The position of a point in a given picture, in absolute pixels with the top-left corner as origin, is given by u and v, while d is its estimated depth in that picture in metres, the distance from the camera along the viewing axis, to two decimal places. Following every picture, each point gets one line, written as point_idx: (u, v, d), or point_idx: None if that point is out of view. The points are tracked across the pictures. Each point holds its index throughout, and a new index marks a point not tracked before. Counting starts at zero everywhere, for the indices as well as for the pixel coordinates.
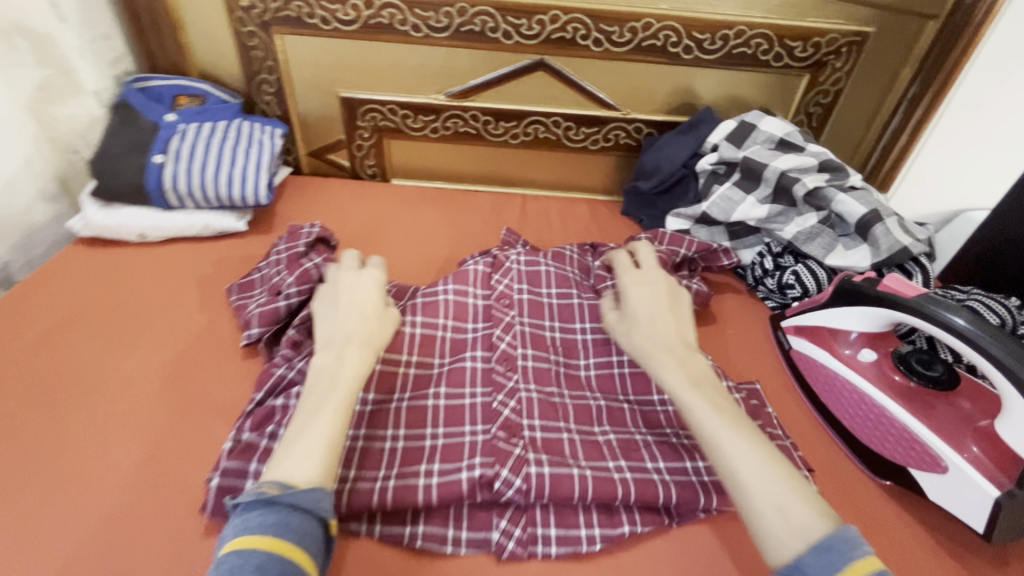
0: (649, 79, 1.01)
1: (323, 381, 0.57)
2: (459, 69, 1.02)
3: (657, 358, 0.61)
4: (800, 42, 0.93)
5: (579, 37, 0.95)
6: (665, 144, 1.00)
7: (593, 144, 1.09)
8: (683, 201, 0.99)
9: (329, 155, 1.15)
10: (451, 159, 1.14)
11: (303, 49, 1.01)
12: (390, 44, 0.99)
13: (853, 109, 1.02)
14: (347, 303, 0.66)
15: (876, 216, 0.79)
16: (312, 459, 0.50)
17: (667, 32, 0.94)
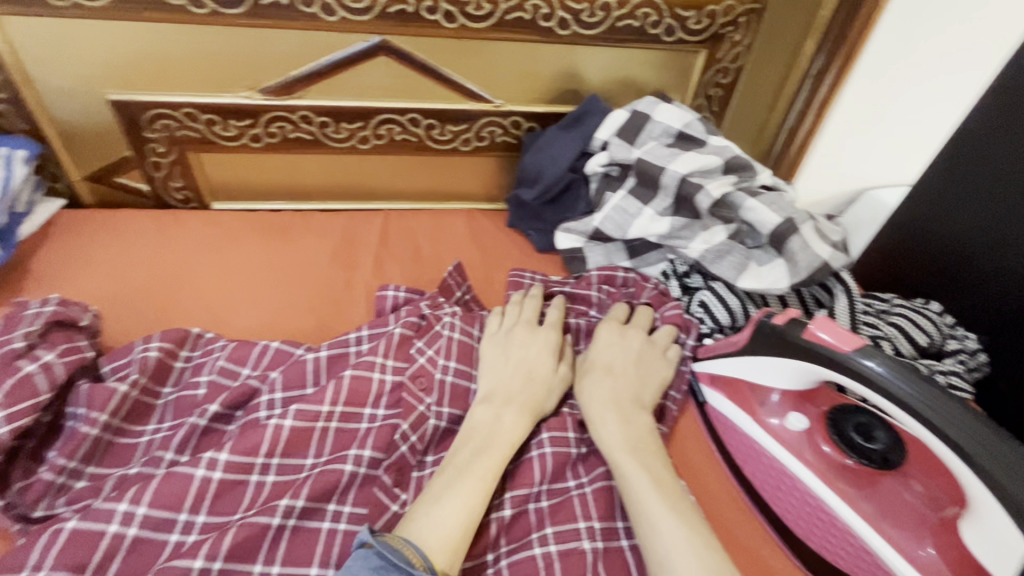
0: (522, 62, 0.81)
1: (477, 441, 0.54)
2: (273, 57, 0.76)
3: (600, 418, 0.57)
4: (693, 11, 0.77)
5: (424, 11, 0.73)
6: (546, 144, 0.81)
7: (464, 145, 0.88)
8: (574, 212, 0.81)
9: (116, 177, 0.86)
10: (285, 173, 0.88)
11: (36, 36, 0.71)
12: (165, 25, 0.72)
13: (755, 88, 0.88)
14: (519, 360, 0.61)
15: (791, 226, 0.66)
16: (447, 531, 0.46)
17: (535, 2, 0.74)
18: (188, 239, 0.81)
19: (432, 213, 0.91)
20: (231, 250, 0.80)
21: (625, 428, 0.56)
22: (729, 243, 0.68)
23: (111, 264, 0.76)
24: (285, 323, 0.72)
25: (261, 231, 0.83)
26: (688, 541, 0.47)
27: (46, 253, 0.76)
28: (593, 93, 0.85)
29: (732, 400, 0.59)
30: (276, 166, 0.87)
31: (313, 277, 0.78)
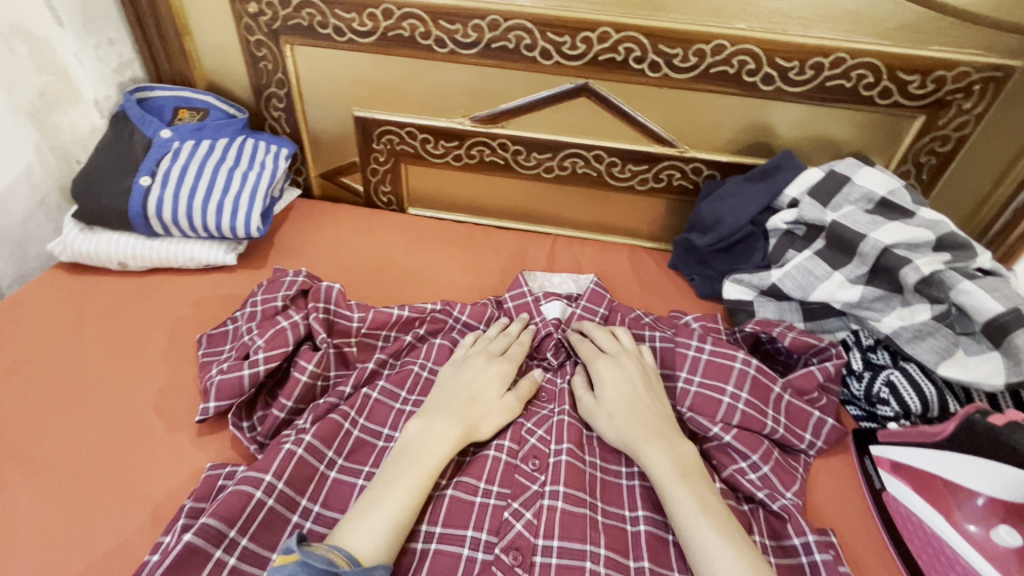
0: (715, 113, 0.83)
1: (408, 455, 0.56)
2: (488, 91, 0.87)
3: (647, 449, 0.58)
4: (918, 76, 0.74)
5: (632, 60, 0.79)
6: (726, 194, 0.81)
7: (640, 184, 0.91)
8: (747, 264, 0.81)
9: (341, 178, 1.03)
10: (475, 191, 0.99)
11: (315, 63, 0.89)
12: (411, 59, 0.86)
13: (978, 161, 0.80)
14: (467, 382, 0.64)
15: (1018, 318, 0.59)
16: (380, 533, 0.50)
17: (743, 58, 0.76)
18: (389, 237, 0.94)
19: (597, 244, 0.95)
20: (422, 251, 0.92)
21: (669, 457, 0.57)
22: (934, 325, 0.62)
23: (331, 249, 0.92)
24: None
25: (449, 238, 0.94)
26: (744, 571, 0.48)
27: (287, 233, 0.93)
28: (785, 148, 0.84)
29: (914, 491, 0.57)
30: (468, 184, 0.98)
31: (486, 285, 0.87)
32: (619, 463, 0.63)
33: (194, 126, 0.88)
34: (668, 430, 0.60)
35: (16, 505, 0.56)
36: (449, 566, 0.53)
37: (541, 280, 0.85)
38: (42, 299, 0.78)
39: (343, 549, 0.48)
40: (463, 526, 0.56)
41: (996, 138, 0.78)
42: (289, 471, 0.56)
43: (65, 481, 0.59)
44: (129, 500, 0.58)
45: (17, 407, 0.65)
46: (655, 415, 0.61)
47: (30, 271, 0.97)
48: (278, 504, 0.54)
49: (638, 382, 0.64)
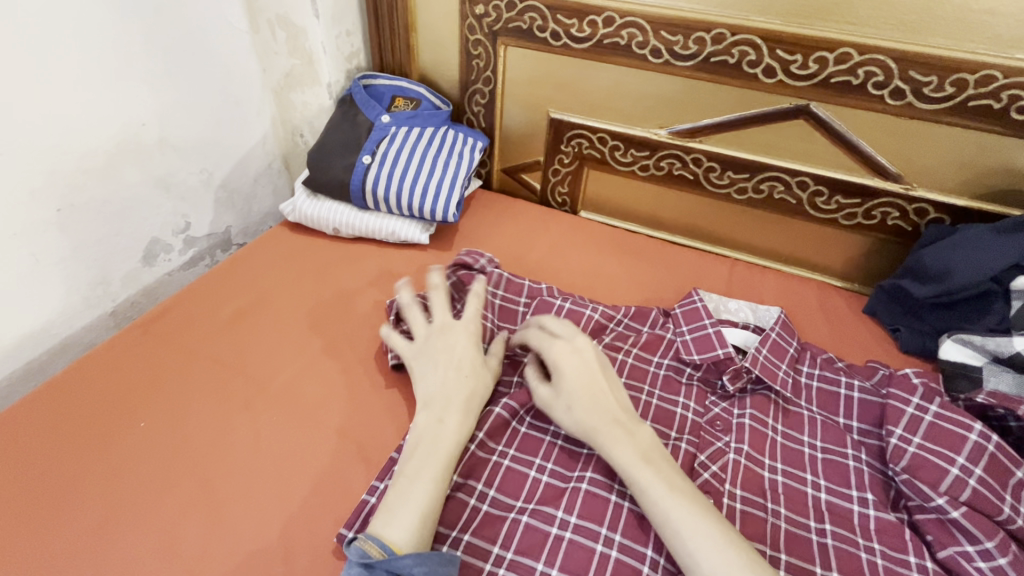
0: (959, 152, 0.74)
1: (422, 447, 0.55)
2: (693, 104, 0.85)
3: (614, 436, 0.56)
4: None
5: (870, 85, 0.73)
6: (957, 243, 0.72)
7: (845, 218, 0.84)
8: (974, 325, 0.72)
9: (522, 174, 1.07)
10: (654, 204, 0.97)
11: (524, 64, 0.94)
12: (622, 68, 0.86)
13: None
14: (444, 361, 0.63)
15: None
16: (411, 521, 0.50)
17: (1016, 92, 0.67)
18: (566, 238, 0.96)
19: (782, 275, 0.90)
20: (598, 257, 0.93)
21: (630, 442, 0.55)
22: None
23: (511, 241, 0.96)
24: None
25: (624, 247, 0.94)
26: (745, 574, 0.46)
27: (471, 221, 0.99)
28: None
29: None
30: (648, 195, 0.97)
31: (661, 300, 0.86)
32: (807, 517, 0.59)
33: (409, 114, 0.96)
34: (625, 417, 0.58)
35: (259, 428, 0.65)
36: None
37: (716, 301, 0.81)
38: (273, 251, 0.90)
39: (379, 540, 0.48)
40: (643, 543, 0.53)
41: None
42: (462, 462, 0.59)
43: (290, 412, 0.67)
44: (341, 440, 0.64)
45: (257, 342, 0.75)
46: (613, 403, 0.59)
47: (252, 225, 1.14)
48: (461, 492, 0.57)
49: (604, 373, 0.61)
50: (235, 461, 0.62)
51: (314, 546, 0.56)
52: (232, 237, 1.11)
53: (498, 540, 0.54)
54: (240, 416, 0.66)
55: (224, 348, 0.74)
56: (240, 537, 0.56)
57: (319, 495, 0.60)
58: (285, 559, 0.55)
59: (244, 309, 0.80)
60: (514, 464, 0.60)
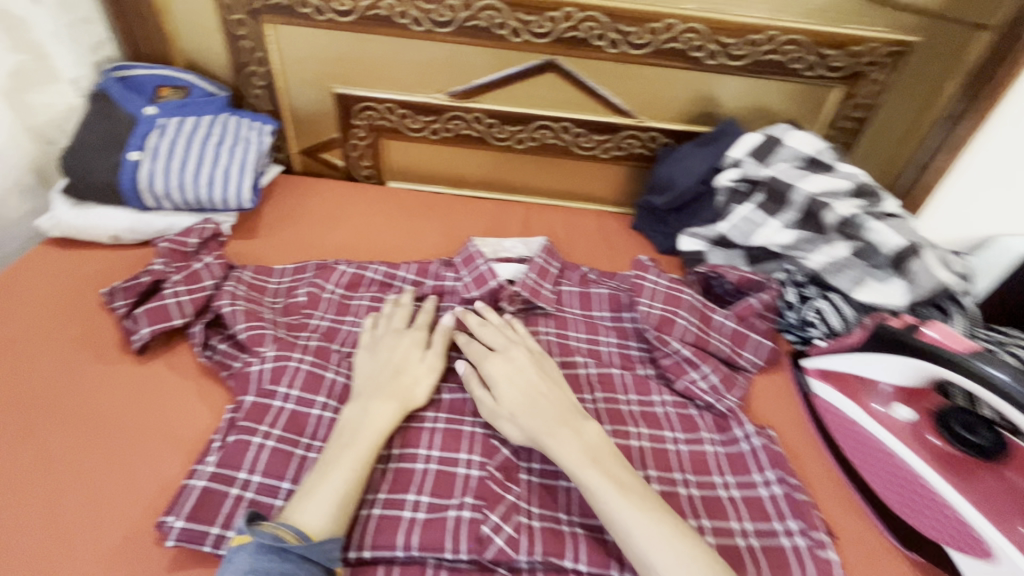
0: (669, 86, 0.93)
1: (346, 436, 0.57)
2: (462, 67, 0.94)
3: (551, 434, 0.57)
4: (835, 51, 0.86)
5: (594, 37, 0.88)
6: (675, 161, 0.92)
7: (604, 153, 1.01)
8: (698, 219, 0.91)
9: (322, 154, 1.08)
10: (452, 165, 1.06)
11: (296, 42, 0.94)
12: (392, 38, 0.91)
13: (887, 126, 0.95)
14: (385, 354, 0.65)
15: (913, 250, 0.74)
16: (326, 506, 0.51)
17: (690, 35, 0.86)
18: (376, 209, 1.00)
19: (569, 210, 1.04)
20: (408, 221, 0.98)
21: (576, 441, 0.56)
22: (852, 259, 0.75)
23: (321, 219, 0.97)
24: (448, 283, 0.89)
25: (431, 208, 1.01)
26: (685, 560, 0.48)
27: (275, 207, 0.98)
28: (730, 118, 0.95)
29: (839, 390, 0.69)
30: (446, 156, 1.05)
31: None
32: (584, 391, 0.71)
33: (178, 103, 0.91)
34: (568, 415, 0.59)
35: (53, 455, 0.59)
36: (447, 480, 0.59)
37: (494, 246, 0.91)
38: (36, 272, 0.80)
39: (293, 526, 0.49)
40: (457, 449, 0.61)
41: (902, 104, 0.92)
42: (282, 419, 0.61)
43: (85, 428, 0.62)
44: (153, 439, 0.61)
45: (33, 370, 0.67)
46: (554, 402, 0.60)
47: (9, 254, 0.98)
48: (278, 444, 0.59)
49: (551, 382, 0.63)
50: (23, 493, 0.56)
51: (135, 546, 0.53)
52: None
53: None
54: (20, 448, 0.60)
55: None
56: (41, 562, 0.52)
57: (133, 497, 0.57)
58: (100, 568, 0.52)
59: (7, 339, 0.70)
60: (333, 411, 0.62)
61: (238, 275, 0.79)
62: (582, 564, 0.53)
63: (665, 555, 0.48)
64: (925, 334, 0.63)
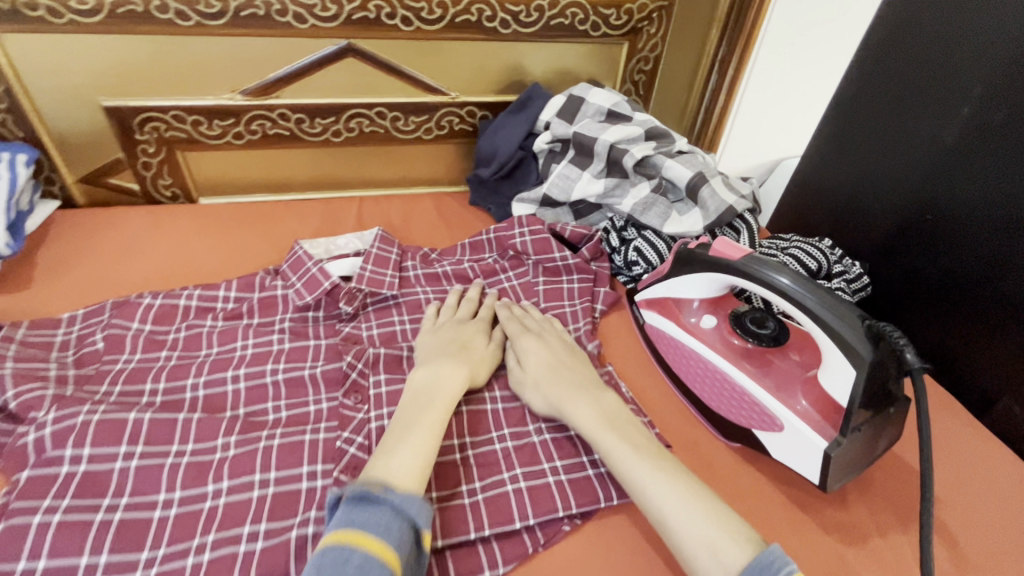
0: (468, 55, 1.27)
1: (428, 395, 0.79)
2: (254, 61, 1.15)
3: (567, 403, 0.80)
4: (613, 11, 1.29)
5: (383, 13, 1.15)
6: (502, 130, 1.28)
7: (427, 131, 1.34)
8: (526, 182, 1.28)
9: (111, 179, 1.24)
10: (331, 165, 1.33)
11: (145, 56, 1.10)
12: (270, 34, 1.13)
13: (672, 80, 1.50)
14: (454, 336, 0.91)
15: (700, 180, 1.12)
16: (411, 465, 0.68)
17: (481, 8, 1.20)
18: None
19: (450, 219, 1.30)
20: None
21: (596, 413, 0.78)
22: (653, 197, 1.12)
23: None
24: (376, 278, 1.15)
25: None
26: (726, 534, 0.63)
27: (200, 260, 1.12)
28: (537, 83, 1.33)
29: (663, 315, 0.95)
30: (270, 160, 1.28)
31: None
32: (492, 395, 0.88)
33: None
34: (591, 389, 0.83)
35: None
36: (428, 457, 0.79)
37: (328, 244, 1.13)
38: None
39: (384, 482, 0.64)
40: None
41: (678, 66, 1.48)
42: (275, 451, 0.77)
43: None
44: None
45: None
46: (577, 377, 0.85)
47: None
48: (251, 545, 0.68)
49: (593, 382, 0.85)
50: None
51: None
52: None
53: (298, 511, 0.72)
54: None
55: None
56: None
57: None
58: None
59: None
60: (281, 489, 0.74)
61: None
62: (530, 519, 0.73)
63: (692, 516, 0.65)
64: (715, 252, 0.82)
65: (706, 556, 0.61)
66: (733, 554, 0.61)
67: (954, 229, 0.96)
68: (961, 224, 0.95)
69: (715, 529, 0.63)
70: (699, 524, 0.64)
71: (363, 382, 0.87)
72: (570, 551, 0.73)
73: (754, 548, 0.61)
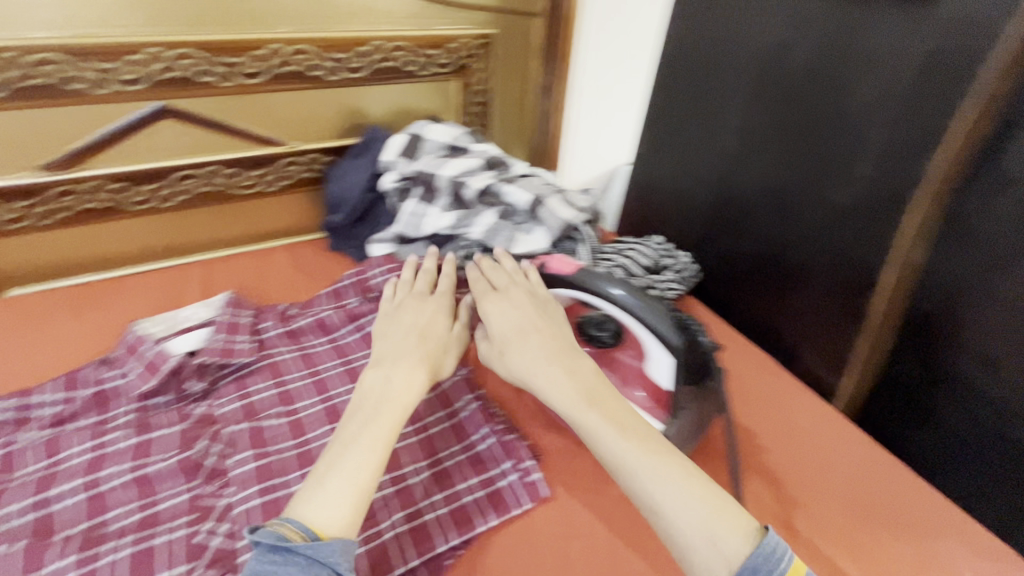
0: (304, 104, 1.29)
1: (583, 381, 0.79)
2: (49, 137, 1.09)
3: (534, 369, 0.82)
4: (437, 51, 1.36)
5: (308, 65, 1.23)
6: (344, 176, 1.33)
7: (268, 184, 1.33)
8: (382, 223, 1.33)
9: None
10: (223, 221, 1.34)
11: (53, 120, 1.08)
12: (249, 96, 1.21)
13: (508, 103, 1.56)
14: (517, 321, 0.88)
15: (539, 202, 1.16)
16: (671, 490, 0.64)
17: (305, 56, 1.22)
18: None
19: (306, 269, 1.32)
20: None
21: (569, 383, 0.79)
22: (498, 224, 1.16)
23: None
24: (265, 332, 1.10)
25: None
26: (705, 513, 0.62)
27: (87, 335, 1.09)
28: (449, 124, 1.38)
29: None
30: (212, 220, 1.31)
31: None
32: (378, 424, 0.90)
33: None
34: (561, 358, 0.82)
35: None
36: (405, 493, 0.80)
37: (172, 321, 1.07)
38: None
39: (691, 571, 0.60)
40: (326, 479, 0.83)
41: (509, 89, 1.54)
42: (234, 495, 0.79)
43: None
44: None
45: None
46: (551, 340, 0.85)
47: None
48: None
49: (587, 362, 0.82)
50: None
51: None
52: None
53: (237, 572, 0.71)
54: None
55: None
56: None
57: None
58: None
59: None
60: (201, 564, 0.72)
61: None
62: (489, 514, 0.78)
63: (676, 496, 0.64)
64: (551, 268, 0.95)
65: (704, 544, 0.60)
66: (731, 539, 0.60)
67: (803, 187, 1.02)
68: (826, 178, 0.98)
69: (704, 507, 0.63)
70: (668, 488, 0.65)
71: (224, 465, 0.84)
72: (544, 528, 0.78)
73: (752, 537, 0.61)
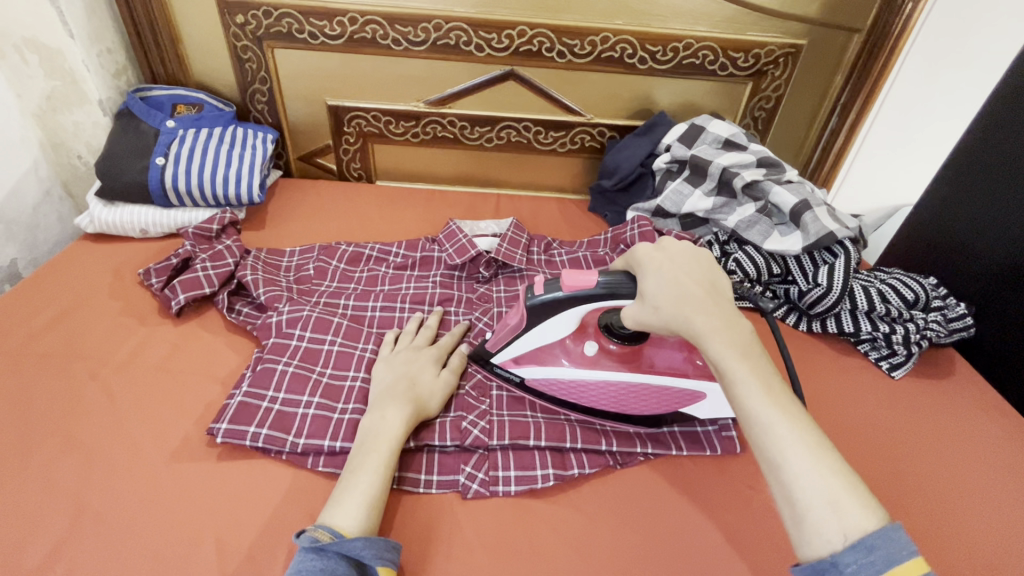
0: (590, 87, 1.11)
1: (367, 441, 0.62)
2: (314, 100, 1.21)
3: (694, 322, 0.54)
4: (742, 53, 1.05)
5: (465, 44, 1.05)
6: (623, 153, 1.10)
7: (413, 137, 1.19)
8: (641, 197, 1.09)
9: None
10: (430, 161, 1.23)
11: (294, 63, 1.09)
12: (453, 62, 1.08)
13: (796, 105, 1.14)
14: (405, 374, 0.70)
15: (806, 205, 0.89)
16: (818, 482, 0.46)
17: (457, 32, 1.04)
18: (367, 198, 1.17)
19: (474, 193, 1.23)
20: (385, 209, 1.14)
21: (728, 337, 0.53)
22: (757, 215, 0.92)
23: (319, 209, 1.12)
24: (397, 226, 1.09)
25: (407, 198, 1.18)
26: (854, 514, 0.45)
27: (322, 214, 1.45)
28: (662, 111, 1.13)
29: (536, 364, 0.71)
30: (421, 156, 1.22)
31: (407, 234, 1.07)
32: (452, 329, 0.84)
33: (193, 117, 1.05)
34: (720, 307, 0.56)
35: (115, 394, 0.72)
36: None
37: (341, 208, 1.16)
38: None
39: (329, 523, 0.54)
40: None
41: (801, 94, 1.12)
42: (343, 330, 0.79)
43: (19, 359, 0.75)
44: (125, 371, 0.75)
45: (85, 330, 0.80)
46: (409, 388, 0.68)
47: (43, 254, 1.03)
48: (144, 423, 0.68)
49: (734, 322, 0.55)
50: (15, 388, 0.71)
51: (189, 448, 0.66)
52: (20, 271, 1.00)
53: (254, 422, 0.67)
54: None
55: (50, 344, 0.77)
56: (17, 441, 0.65)
57: (45, 400, 0.70)
58: (35, 444, 0.65)
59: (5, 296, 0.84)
60: (246, 399, 0.68)
61: (256, 254, 0.93)
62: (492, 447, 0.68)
63: (817, 486, 0.46)
64: (567, 288, 0.62)
65: (823, 513, 0.45)
66: (853, 510, 0.45)
67: None
68: None
69: (837, 481, 0.46)
70: (815, 480, 0.46)
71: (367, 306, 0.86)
72: (555, 525, 0.63)
73: (876, 519, 0.45)
